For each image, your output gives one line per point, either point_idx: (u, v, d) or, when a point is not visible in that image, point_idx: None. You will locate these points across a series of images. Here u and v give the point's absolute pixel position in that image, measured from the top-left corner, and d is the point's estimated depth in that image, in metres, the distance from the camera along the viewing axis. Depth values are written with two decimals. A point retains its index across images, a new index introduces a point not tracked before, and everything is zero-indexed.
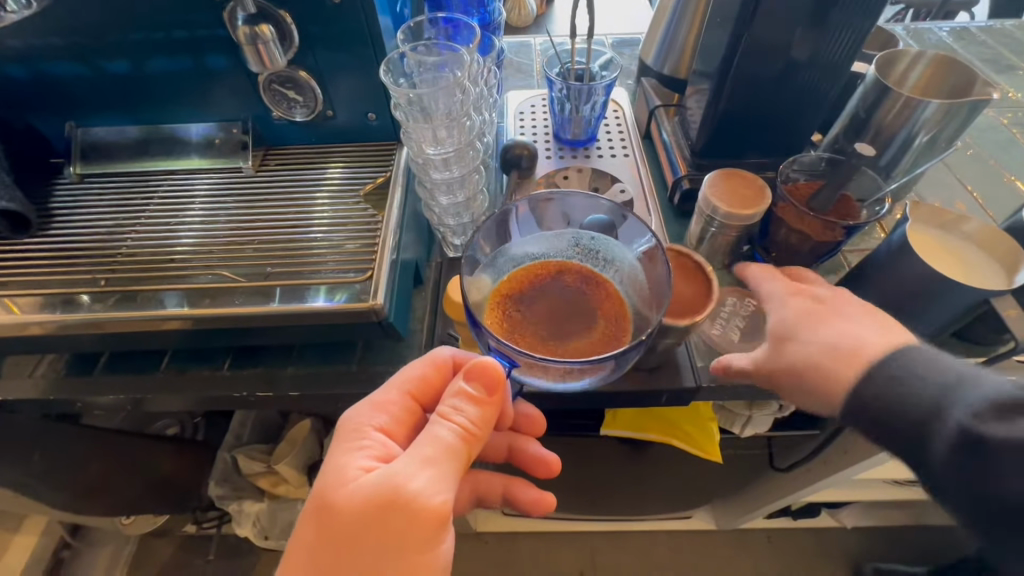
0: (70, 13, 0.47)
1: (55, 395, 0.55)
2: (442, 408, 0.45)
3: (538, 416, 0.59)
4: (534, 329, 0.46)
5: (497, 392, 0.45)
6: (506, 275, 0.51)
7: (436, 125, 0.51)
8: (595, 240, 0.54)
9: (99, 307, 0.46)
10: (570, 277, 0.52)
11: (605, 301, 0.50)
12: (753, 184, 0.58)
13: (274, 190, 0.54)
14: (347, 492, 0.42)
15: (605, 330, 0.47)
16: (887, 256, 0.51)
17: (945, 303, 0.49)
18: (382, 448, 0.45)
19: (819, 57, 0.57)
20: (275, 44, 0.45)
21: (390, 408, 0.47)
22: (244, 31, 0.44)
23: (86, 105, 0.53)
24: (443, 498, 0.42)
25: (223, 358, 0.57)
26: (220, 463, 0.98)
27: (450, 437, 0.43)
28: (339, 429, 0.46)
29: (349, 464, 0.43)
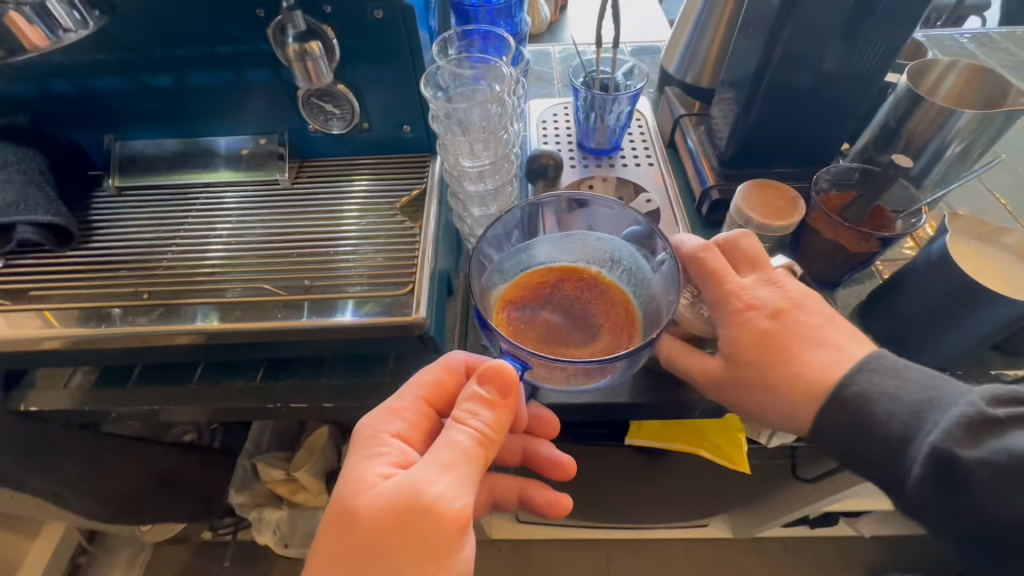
0: (115, 28, 0.48)
1: (90, 406, 0.55)
2: (458, 413, 0.45)
3: (551, 419, 0.56)
4: (543, 335, 0.48)
5: (511, 396, 0.45)
6: (515, 281, 0.52)
7: (473, 138, 0.51)
8: (602, 241, 0.54)
9: (141, 320, 0.46)
10: (576, 284, 0.52)
11: (615, 306, 0.51)
12: (787, 196, 0.58)
13: (301, 203, 0.54)
14: (367, 498, 0.41)
15: (616, 335, 0.48)
16: (924, 268, 0.51)
17: (988, 318, 0.48)
18: (400, 454, 0.45)
19: (853, 67, 0.57)
20: (323, 60, 0.44)
21: (405, 414, 0.47)
22: (293, 49, 0.43)
23: (125, 118, 0.54)
24: (463, 502, 0.41)
25: (256, 369, 0.57)
26: (240, 471, 0.99)
27: (468, 442, 0.43)
28: (356, 436, 0.46)
29: (368, 470, 0.44)
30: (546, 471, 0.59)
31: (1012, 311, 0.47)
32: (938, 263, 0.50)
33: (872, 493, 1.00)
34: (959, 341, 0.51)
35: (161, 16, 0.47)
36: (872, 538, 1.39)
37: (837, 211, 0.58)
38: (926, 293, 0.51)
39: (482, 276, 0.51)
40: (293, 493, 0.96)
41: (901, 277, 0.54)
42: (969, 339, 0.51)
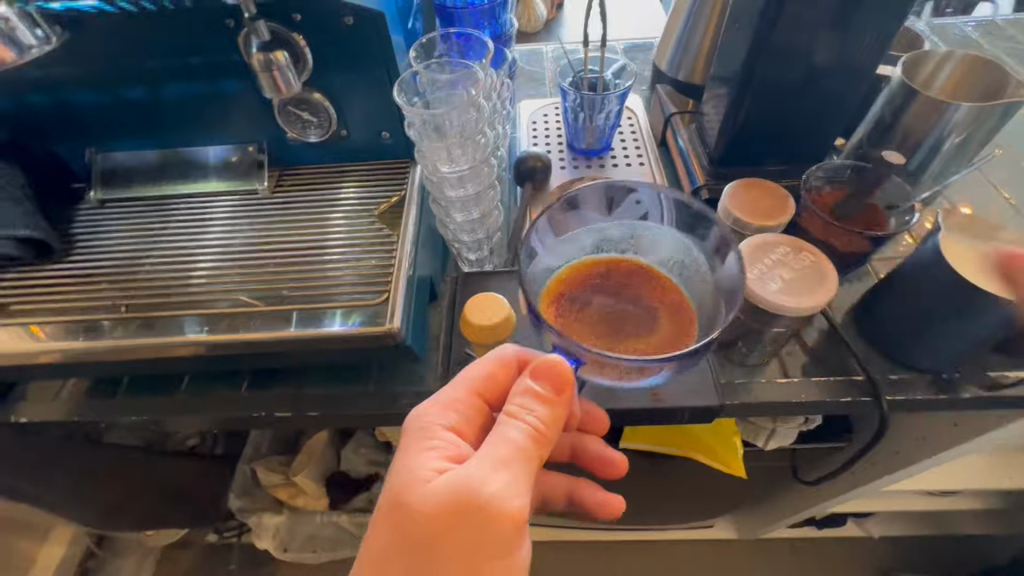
0: (92, 42, 0.48)
1: (80, 417, 0.56)
2: (511, 407, 0.45)
3: (601, 416, 0.54)
4: (594, 326, 0.49)
5: (566, 391, 0.46)
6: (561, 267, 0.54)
7: (449, 143, 0.50)
8: (645, 232, 0.57)
9: (120, 333, 0.46)
10: (623, 274, 0.54)
11: (665, 295, 0.53)
12: (775, 195, 0.56)
13: (287, 211, 0.54)
14: (422, 494, 0.42)
15: (671, 326, 0.50)
16: (918, 269, 0.49)
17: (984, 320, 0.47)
18: (452, 449, 0.45)
19: (845, 62, 0.56)
20: (290, 69, 0.43)
21: (459, 408, 0.48)
22: (258, 57, 0.42)
23: (102, 130, 0.54)
24: (520, 500, 0.42)
25: (242, 378, 0.57)
26: (240, 475, 0.99)
27: (522, 437, 0.44)
28: (408, 430, 0.47)
29: (421, 465, 0.44)
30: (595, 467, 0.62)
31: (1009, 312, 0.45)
32: (932, 263, 0.48)
33: (876, 495, 0.98)
34: (955, 343, 0.50)
35: (138, 28, 0.47)
36: (881, 540, 1.37)
37: (829, 210, 0.56)
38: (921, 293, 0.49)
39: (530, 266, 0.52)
40: (293, 498, 0.97)
41: (895, 281, 0.52)
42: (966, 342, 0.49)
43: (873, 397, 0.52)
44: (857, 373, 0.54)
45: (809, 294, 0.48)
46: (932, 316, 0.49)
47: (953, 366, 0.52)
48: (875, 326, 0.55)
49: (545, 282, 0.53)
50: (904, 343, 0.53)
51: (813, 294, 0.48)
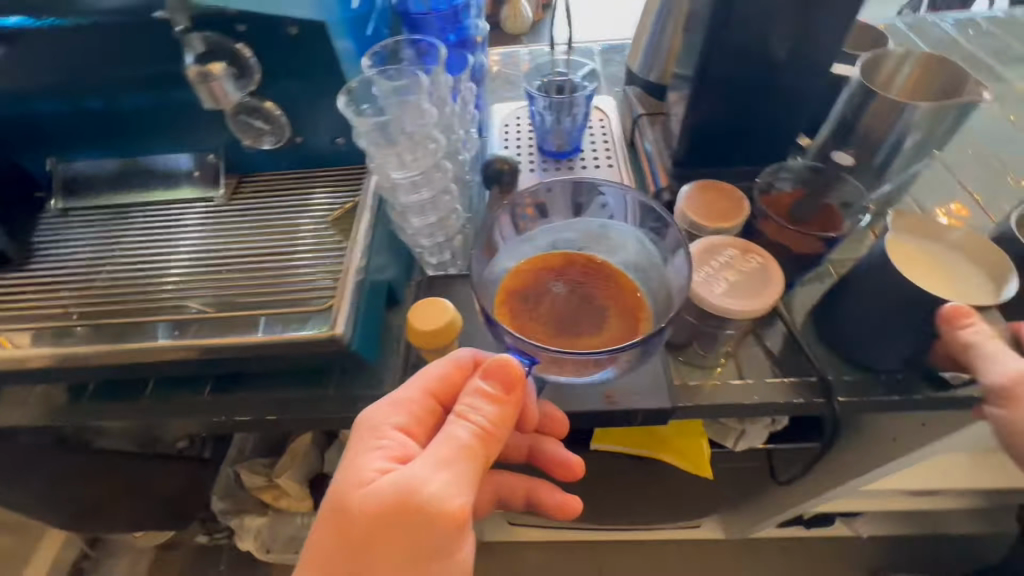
0: (48, 56, 0.48)
1: (48, 421, 0.57)
2: (460, 407, 0.46)
3: (559, 417, 0.54)
4: (546, 324, 0.51)
5: (515, 389, 0.46)
6: (519, 264, 0.56)
7: (400, 148, 0.50)
8: (607, 227, 0.59)
9: (74, 340, 0.47)
10: (573, 271, 0.56)
11: (614, 289, 0.54)
12: (731, 198, 0.57)
13: (243, 219, 0.55)
14: (365, 493, 0.43)
15: (624, 321, 0.52)
16: (867, 271, 0.50)
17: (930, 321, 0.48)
18: (400, 448, 0.46)
19: (799, 64, 0.56)
20: (228, 79, 0.43)
21: (409, 408, 0.47)
22: (193, 71, 0.42)
23: (62, 140, 0.55)
24: (460, 500, 0.42)
25: (204, 382, 0.58)
26: (224, 478, 1.00)
27: (468, 436, 0.44)
28: (357, 427, 0.47)
29: (366, 464, 0.44)
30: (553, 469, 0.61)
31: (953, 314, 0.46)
32: (880, 263, 0.49)
33: (856, 494, 0.98)
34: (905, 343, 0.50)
35: (92, 42, 0.48)
36: (870, 540, 1.36)
37: (785, 211, 0.56)
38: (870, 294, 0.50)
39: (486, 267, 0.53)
40: (275, 499, 0.98)
41: (847, 284, 0.53)
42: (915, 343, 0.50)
43: (825, 398, 0.52)
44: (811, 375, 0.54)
45: (751, 297, 0.49)
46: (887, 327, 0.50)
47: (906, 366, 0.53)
48: (828, 332, 0.55)
49: (500, 281, 0.54)
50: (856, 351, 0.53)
51: (755, 297, 0.49)
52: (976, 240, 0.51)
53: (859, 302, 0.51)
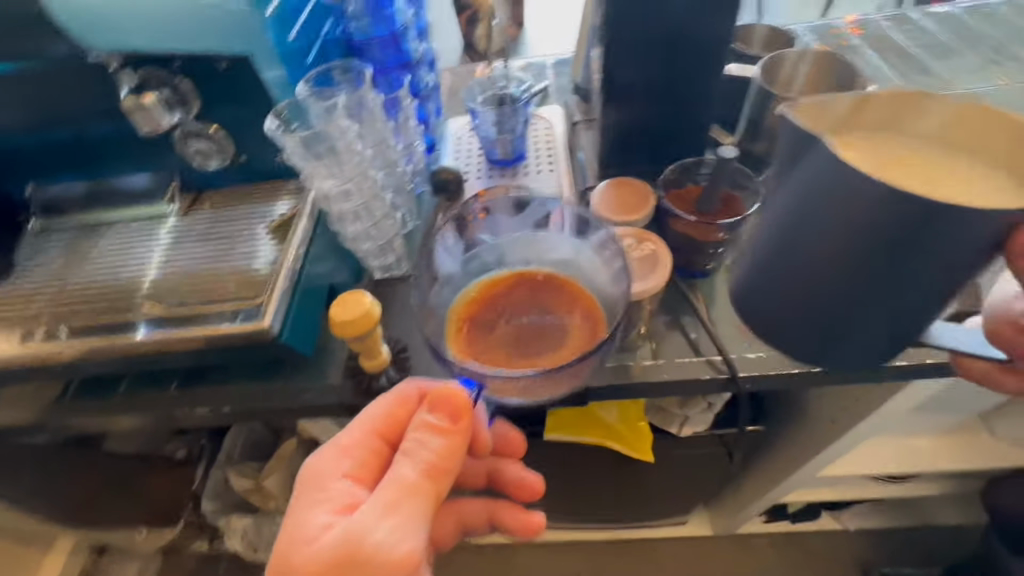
0: (22, 94, 0.56)
1: (38, 417, 0.64)
2: (408, 444, 0.49)
3: (514, 436, 0.68)
4: (508, 348, 0.54)
5: (462, 418, 0.49)
6: (467, 292, 0.59)
7: (326, 161, 0.56)
8: (539, 236, 0.62)
9: (39, 340, 0.54)
10: (520, 290, 0.58)
11: (571, 300, 0.57)
12: (639, 193, 0.62)
13: (197, 234, 0.61)
14: (316, 545, 0.46)
15: (580, 329, 0.54)
16: (823, 191, 0.35)
17: (936, 254, 0.34)
18: (347, 497, 0.50)
19: (696, 68, 0.61)
20: (159, 107, 0.51)
21: (355, 452, 0.51)
22: (130, 101, 0.50)
23: (41, 168, 0.62)
24: (406, 545, 0.46)
25: (169, 380, 0.63)
26: (213, 481, 1.05)
27: (413, 475, 0.48)
28: (306, 480, 0.51)
29: (313, 518, 0.48)
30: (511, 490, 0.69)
31: (981, 228, 0.32)
32: (851, 173, 0.33)
33: (822, 481, 1.00)
34: (874, 270, 0.37)
35: (61, 83, 0.55)
36: (857, 532, 1.35)
37: (691, 206, 0.61)
38: (839, 229, 0.36)
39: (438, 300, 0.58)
40: (263, 501, 1.03)
41: (781, 219, 0.39)
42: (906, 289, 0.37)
43: (728, 375, 0.57)
44: (719, 355, 0.59)
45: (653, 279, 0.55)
46: (860, 275, 0.37)
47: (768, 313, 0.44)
48: (773, 292, 0.42)
49: (450, 317, 0.57)
50: (819, 317, 0.41)
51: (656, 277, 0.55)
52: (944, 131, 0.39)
53: (814, 230, 0.37)
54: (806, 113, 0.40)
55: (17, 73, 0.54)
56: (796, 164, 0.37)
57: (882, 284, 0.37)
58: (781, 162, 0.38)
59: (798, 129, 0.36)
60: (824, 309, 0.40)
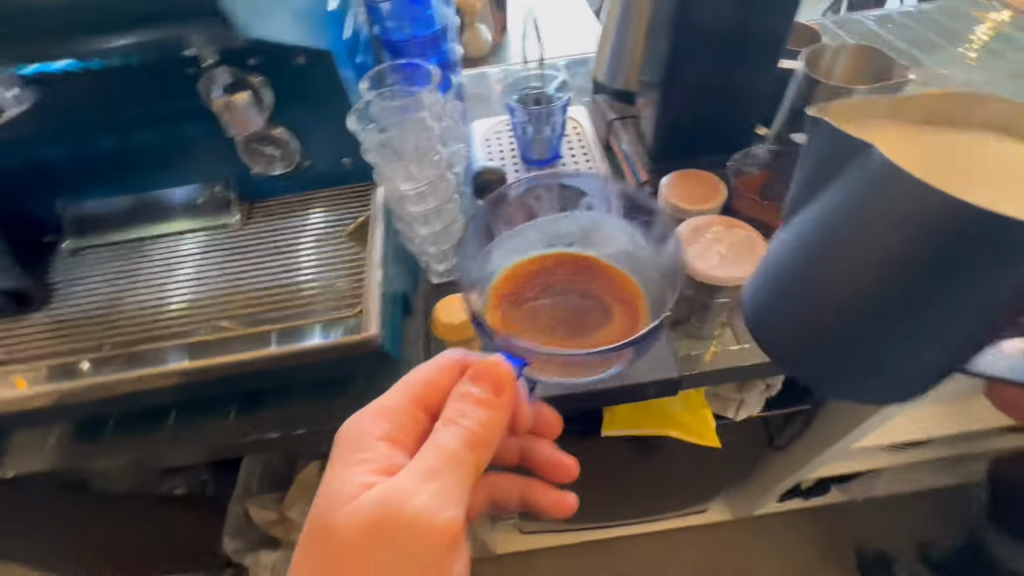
0: (72, 101, 0.55)
1: (68, 461, 0.58)
2: (449, 412, 0.47)
3: (552, 417, 0.58)
4: (552, 320, 0.52)
5: (505, 391, 0.47)
6: (504, 268, 0.57)
7: (406, 161, 0.57)
8: (597, 221, 0.60)
9: (112, 368, 0.53)
10: (563, 270, 0.56)
11: (618, 287, 0.55)
12: (706, 179, 0.64)
13: (254, 245, 0.62)
14: (352, 509, 0.43)
15: (622, 312, 0.53)
16: (868, 195, 0.31)
17: (975, 274, 0.30)
18: (385, 460, 0.46)
19: (742, 62, 0.64)
20: (250, 107, 0.51)
21: (394, 416, 0.49)
22: (221, 101, 0.51)
23: (77, 182, 0.61)
24: (450, 513, 0.43)
25: (228, 406, 0.59)
26: (233, 516, 0.98)
27: (454, 443, 0.45)
28: (342, 441, 0.48)
29: (350, 479, 0.45)
30: (544, 467, 0.64)
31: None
32: (900, 182, 0.29)
33: (849, 456, 1.03)
34: (925, 299, 0.32)
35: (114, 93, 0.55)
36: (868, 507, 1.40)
37: (758, 190, 0.64)
38: (873, 242, 0.31)
39: (472, 273, 0.55)
40: (290, 533, 0.97)
41: (810, 232, 0.34)
42: (945, 309, 0.32)
43: None
44: None
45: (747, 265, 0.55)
46: (888, 298, 0.32)
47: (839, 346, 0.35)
48: (796, 309, 0.36)
49: (485, 289, 0.54)
50: (836, 341, 0.35)
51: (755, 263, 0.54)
52: (1003, 122, 0.34)
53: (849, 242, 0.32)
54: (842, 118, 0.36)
55: (74, 73, 0.53)
56: (840, 174, 0.33)
57: (904, 307, 0.32)
58: (819, 171, 0.34)
59: (842, 138, 0.33)
60: (840, 331, 0.35)
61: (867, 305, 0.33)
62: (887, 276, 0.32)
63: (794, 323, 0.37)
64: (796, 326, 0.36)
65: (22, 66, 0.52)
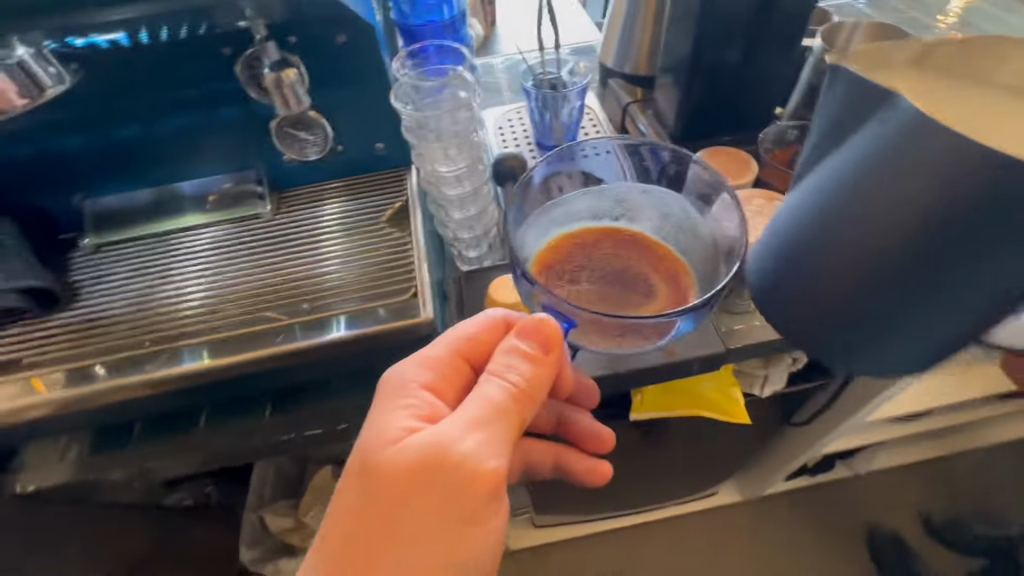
0: (92, 88, 0.53)
1: (94, 470, 0.54)
2: (495, 366, 0.45)
3: (590, 388, 0.58)
4: (600, 290, 0.50)
5: (553, 350, 0.45)
6: (548, 240, 0.55)
7: (446, 143, 0.57)
8: (647, 194, 0.57)
9: (151, 366, 0.50)
10: (611, 244, 0.54)
11: (665, 263, 0.54)
12: (737, 156, 0.67)
13: (284, 233, 0.60)
14: (394, 451, 0.41)
15: (668, 288, 0.52)
16: (893, 150, 0.29)
17: (987, 236, 0.28)
18: (429, 408, 0.44)
19: (764, 40, 0.65)
20: (298, 85, 0.51)
21: (438, 366, 0.46)
22: (271, 78, 0.50)
23: (96, 174, 0.59)
24: (496, 462, 0.41)
25: (263, 405, 0.57)
26: (247, 525, 0.94)
27: (500, 394, 0.43)
28: (384, 386, 0.46)
29: (394, 421, 0.43)
30: (577, 437, 0.64)
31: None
32: (926, 132, 0.28)
33: (861, 430, 1.05)
34: (945, 274, 0.30)
35: (140, 80, 0.53)
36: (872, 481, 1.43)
37: (788, 162, 0.66)
38: (892, 200, 0.29)
39: (513, 239, 0.53)
40: (308, 540, 0.93)
41: (823, 191, 0.33)
42: (944, 282, 0.30)
43: None
44: None
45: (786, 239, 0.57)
46: (900, 266, 0.31)
47: (851, 317, 0.34)
48: (803, 272, 0.35)
49: (529, 258, 0.53)
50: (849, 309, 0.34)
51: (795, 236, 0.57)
52: None
53: (875, 202, 0.30)
54: (865, 63, 0.34)
55: (105, 49, 0.51)
56: (859, 131, 0.31)
57: (920, 275, 0.31)
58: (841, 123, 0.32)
59: (866, 85, 0.30)
60: (860, 299, 0.33)
61: (881, 269, 0.31)
62: (901, 234, 0.30)
63: (808, 289, 0.35)
64: (805, 292, 0.35)
65: (73, 38, 0.49)
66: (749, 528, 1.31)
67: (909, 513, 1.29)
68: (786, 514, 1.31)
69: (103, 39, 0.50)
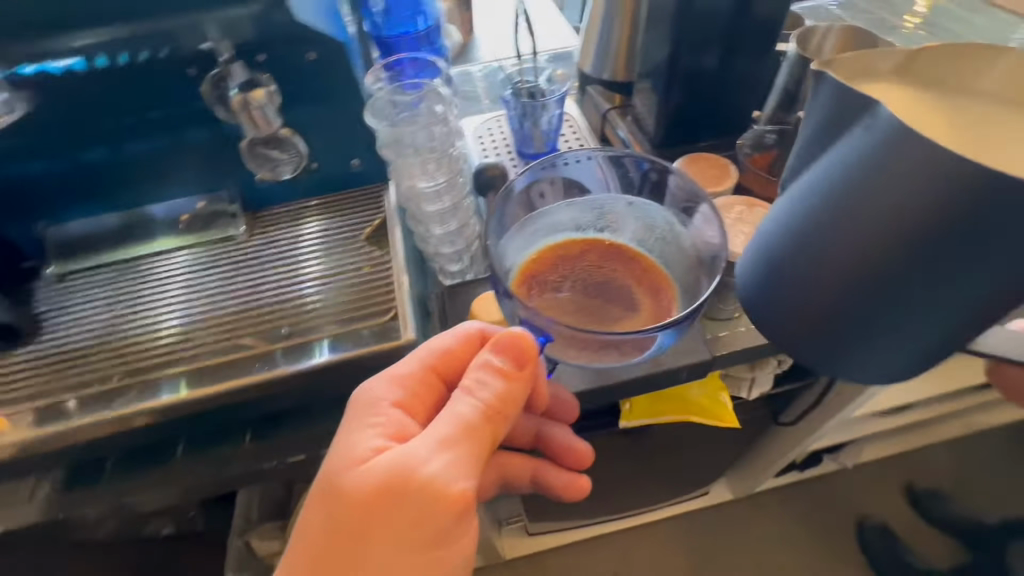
0: (51, 113, 0.51)
1: (65, 509, 0.52)
2: (466, 382, 0.44)
3: (570, 401, 0.58)
4: (582, 304, 0.50)
5: (528, 365, 0.44)
6: (530, 253, 0.54)
7: (424, 158, 0.57)
8: (631, 207, 0.57)
9: (121, 403, 0.48)
10: (594, 258, 0.54)
11: (647, 276, 0.53)
12: (717, 162, 0.68)
13: (259, 255, 0.58)
14: (359, 473, 0.40)
15: (651, 302, 0.51)
16: (872, 161, 0.29)
17: (975, 244, 0.27)
18: (397, 426, 0.43)
19: (739, 47, 0.65)
20: (266, 107, 0.49)
21: (409, 382, 0.46)
22: (238, 99, 0.48)
23: (60, 200, 0.57)
24: (463, 484, 0.40)
25: (242, 433, 0.56)
26: (232, 551, 0.91)
27: (470, 412, 0.42)
28: (354, 404, 0.45)
29: (361, 441, 0.42)
30: (555, 452, 0.63)
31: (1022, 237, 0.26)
32: (902, 142, 0.27)
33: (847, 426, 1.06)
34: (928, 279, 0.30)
35: (100, 101, 0.52)
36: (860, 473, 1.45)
37: (767, 167, 0.67)
38: (876, 208, 0.29)
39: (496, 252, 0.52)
40: None
41: (805, 201, 0.32)
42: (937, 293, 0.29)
43: None
44: None
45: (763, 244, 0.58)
46: (891, 271, 0.30)
47: (835, 322, 0.34)
48: (788, 283, 0.34)
49: (511, 271, 0.52)
50: (838, 315, 0.33)
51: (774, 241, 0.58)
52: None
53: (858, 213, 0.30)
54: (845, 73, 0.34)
55: (59, 75, 0.49)
56: (840, 139, 0.31)
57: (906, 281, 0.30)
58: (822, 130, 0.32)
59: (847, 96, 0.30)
60: (846, 306, 0.33)
61: (867, 276, 0.31)
62: (884, 242, 0.29)
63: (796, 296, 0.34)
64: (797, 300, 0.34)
65: (23, 66, 0.48)
66: (741, 526, 1.31)
67: (895, 504, 1.31)
68: (775, 510, 1.32)
69: (58, 65, 0.48)
